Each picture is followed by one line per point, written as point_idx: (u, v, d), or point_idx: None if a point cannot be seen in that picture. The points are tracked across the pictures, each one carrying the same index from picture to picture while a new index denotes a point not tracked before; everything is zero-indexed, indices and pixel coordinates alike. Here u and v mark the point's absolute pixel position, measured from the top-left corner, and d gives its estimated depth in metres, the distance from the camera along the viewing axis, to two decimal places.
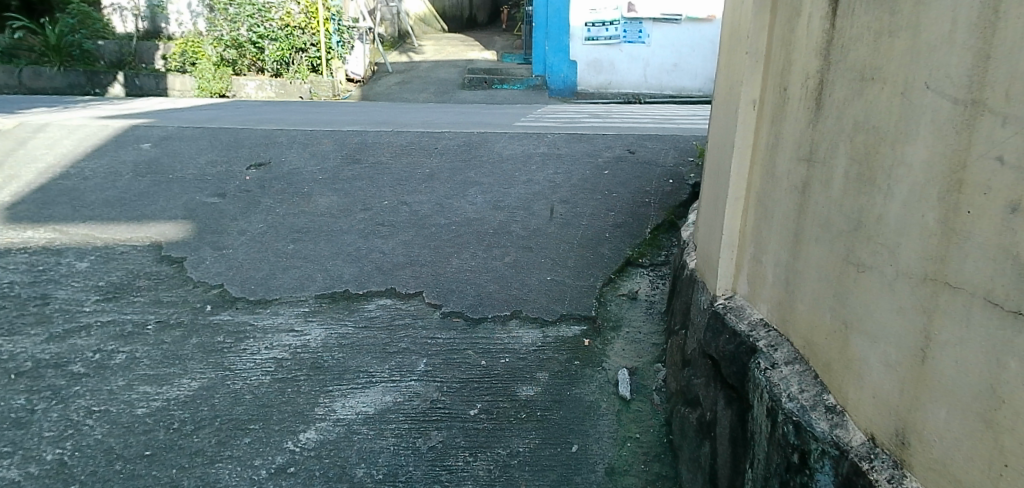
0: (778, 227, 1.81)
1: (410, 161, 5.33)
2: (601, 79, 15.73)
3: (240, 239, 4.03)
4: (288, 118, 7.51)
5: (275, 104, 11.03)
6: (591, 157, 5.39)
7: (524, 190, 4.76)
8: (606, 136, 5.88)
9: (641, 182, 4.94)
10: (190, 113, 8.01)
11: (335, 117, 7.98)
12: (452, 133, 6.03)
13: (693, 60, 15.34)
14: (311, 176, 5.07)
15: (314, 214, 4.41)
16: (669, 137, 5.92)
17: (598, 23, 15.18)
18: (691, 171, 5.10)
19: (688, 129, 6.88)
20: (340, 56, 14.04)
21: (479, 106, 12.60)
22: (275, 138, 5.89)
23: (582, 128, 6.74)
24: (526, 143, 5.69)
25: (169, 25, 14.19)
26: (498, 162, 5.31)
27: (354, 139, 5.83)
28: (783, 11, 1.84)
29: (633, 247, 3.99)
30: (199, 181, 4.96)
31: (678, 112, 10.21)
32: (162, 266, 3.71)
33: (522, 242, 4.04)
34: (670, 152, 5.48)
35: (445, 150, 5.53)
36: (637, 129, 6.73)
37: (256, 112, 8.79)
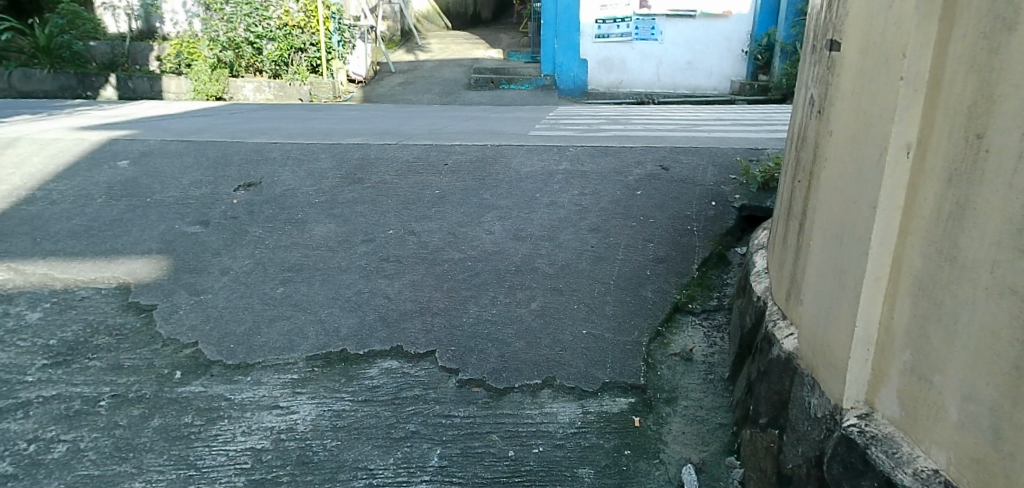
0: (965, 343, 1.26)
1: (416, 181, 4.78)
2: (613, 78, 15.16)
3: (221, 280, 3.46)
4: (285, 126, 6.98)
5: (272, 108, 10.55)
6: (620, 174, 4.80)
7: (548, 217, 4.19)
8: (635, 148, 5.29)
9: (680, 204, 4.35)
10: (179, 121, 7.52)
11: (334, 124, 7.45)
12: (461, 146, 5.46)
13: (709, 58, 14.70)
14: (306, 199, 4.52)
15: (309, 247, 3.85)
16: (705, 149, 5.31)
17: (609, 20, 14.65)
18: (735, 191, 4.52)
19: (721, 138, 6.28)
20: (341, 56, 13.50)
21: (486, 108, 12.07)
22: (268, 153, 5.34)
23: (605, 137, 6.15)
24: (546, 158, 5.12)
25: (164, 25, 13.72)
26: (515, 181, 4.75)
27: (354, 155, 5.27)
28: (970, 21, 1.26)
29: (682, 290, 3.40)
30: (180, 205, 4.42)
31: (700, 117, 9.60)
32: (127, 317, 3.15)
33: (549, 282, 3.46)
34: (708, 168, 4.88)
35: (456, 167, 4.98)
36: (665, 138, 6.13)
37: (251, 118, 8.28)
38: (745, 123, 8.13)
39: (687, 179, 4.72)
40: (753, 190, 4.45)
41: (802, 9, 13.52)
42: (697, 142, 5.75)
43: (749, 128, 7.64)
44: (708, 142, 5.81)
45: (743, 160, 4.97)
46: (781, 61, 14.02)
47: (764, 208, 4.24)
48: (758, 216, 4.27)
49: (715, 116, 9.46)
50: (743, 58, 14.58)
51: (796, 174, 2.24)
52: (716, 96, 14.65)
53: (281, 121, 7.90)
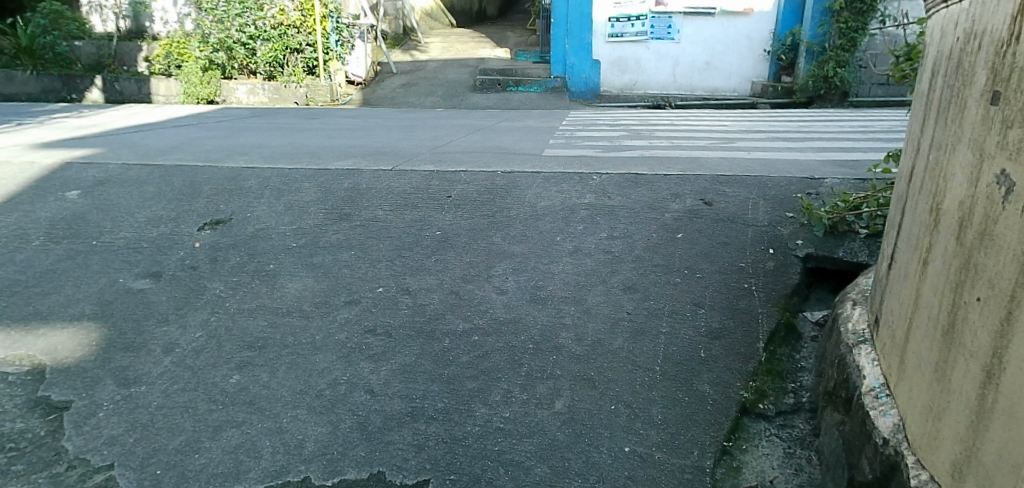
0: None
1: (414, 219, 4.06)
2: (626, 79, 14.42)
3: (163, 364, 2.74)
4: (271, 142, 6.30)
5: (264, 115, 9.89)
6: (654, 211, 4.08)
7: (571, 271, 3.45)
8: (669, 177, 4.57)
9: (731, 253, 3.60)
10: (154, 134, 6.84)
11: (327, 139, 6.74)
12: (467, 173, 4.75)
13: (728, 58, 13.89)
14: (282, 242, 3.81)
15: (279, 311, 3.13)
16: (751, 177, 4.57)
17: (623, 18, 13.97)
18: (795, 235, 3.77)
19: (761, 159, 5.53)
20: (340, 56, 12.78)
21: (494, 114, 11.35)
22: (243, 181, 4.62)
23: (631, 158, 5.42)
24: (566, 191, 4.39)
25: (155, 24, 13.10)
26: (531, 220, 4.03)
27: (343, 184, 4.56)
28: None
29: (749, 381, 2.66)
30: (130, 251, 3.69)
31: (726, 127, 8.86)
32: (30, 422, 2.42)
33: (577, 368, 2.71)
34: (758, 203, 4.15)
35: (461, 202, 4.28)
36: (699, 159, 5.39)
37: (236, 130, 7.61)
38: (780, 138, 7.37)
39: (735, 219, 3.99)
40: (817, 235, 3.66)
41: (829, 6, 12.64)
42: (740, 166, 5.00)
43: (788, 143, 6.86)
44: (750, 165, 5.07)
45: (799, 194, 4.22)
46: (807, 61, 13.15)
47: (836, 259, 3.51)
48: (827, 269, 3.53)
49: (744, 128, 8.72)
50: (765, 58, 13.74)
51: (962, 280, 1.53)
52: (737, 99, 13.82)
53: (268, 133, 7.23)
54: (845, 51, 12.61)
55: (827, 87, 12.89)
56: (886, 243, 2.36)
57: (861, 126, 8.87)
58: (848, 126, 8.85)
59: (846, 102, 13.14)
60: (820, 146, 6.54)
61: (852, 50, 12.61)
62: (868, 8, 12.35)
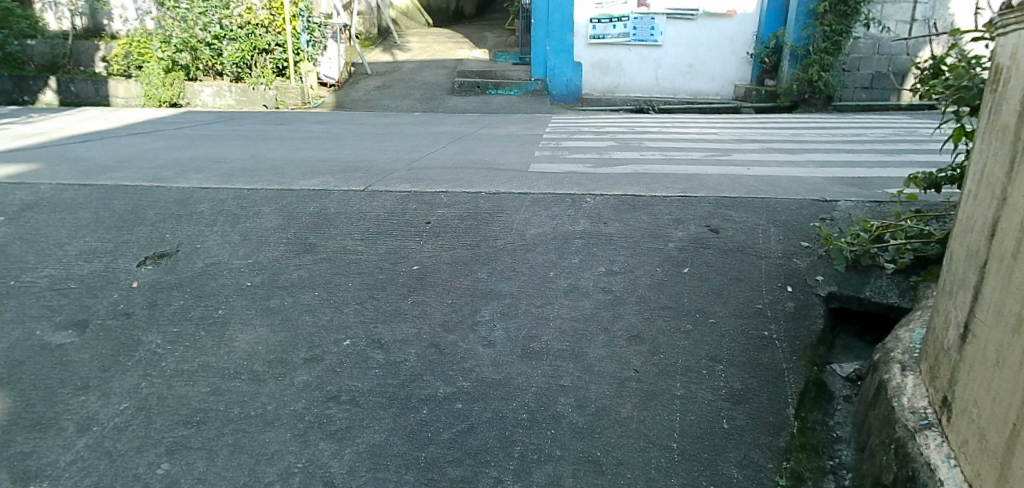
0: None
1: (387, 250, 3.61)
2: (608, 82, 14.16)
3: (76, 449, 2.24)
4: (231, 155, 5.80)
5: (228, 120, 9.36)
6: (656, 240, 3.69)
7: (567, 317, 3.02)
8: (670, 199, 4.18)
9: (745, 293, 3.21)
10: (104, 145, 6.35)
11: (294, 150, 6.25)
12: (446, 194, 4.31)
13: (711, 61, 13.73)
14: (235, 281, 3.34)
15: (227, 371, 2.65)
16: (759, 199, 4.19)
17: (604, 19, 13.68)
18: (813, 269, 3.40)
19: (762, 174, 5.18)
20: (311, 57, 12.26)
21: (473, 119, 10.90)
22: (193, 205, 4.12)
23: (625, 174, 5.03)
24: (556, 216, 3.98)
25: (113, 22, 12.48)
26: (519, 252, 3.60)
27: (308, 208, 4.09)
28: None
29: (782, 460, 2.24)
30: (53, 293, 3.18)
31: (715, 134, 8.55)
32: None
33: (580, 447, 2.27)
34: (769, 230, 3.77)
35: (440, 229, 3.85)
36: (697, 175, 5.02)
37: (195, 139, 7.11)
38: (775, 147, 7.03)
39: (745, 248, 3.61)
40: (838, 270, 3.32)
41: (813, 9, 12.38)
42: (743, 184, 4.63)
43: (784, 153, 6.53)
44: (753, 183, 4.69)
45: (814, 219, 3.86)
46: (791, 65, 12.93)
47: (862, 299, 3.13)
48: (851, 310, 3.16)
49: (733, 135, 8.41)
50: (748, 61, 13.60)
51: None
52: (720, 103, 13.58)
53: (230, 143, 6.74)
54: (828, 55, 12.27)
55: (812, 91, 12.53)
56: (954, 305, 1.97)
57: (852, 134, 8.63)
58: (838, 135, 8.60)
59: (829, 106, 12.76)
60: (819, 158, 6.21)
61: (836, 54, 12.27)
62: (852, 11, 12.03)
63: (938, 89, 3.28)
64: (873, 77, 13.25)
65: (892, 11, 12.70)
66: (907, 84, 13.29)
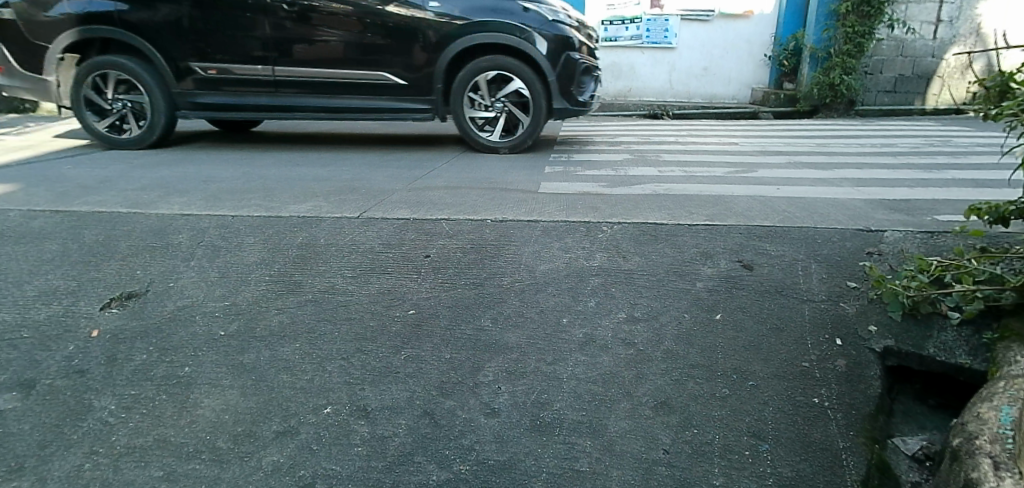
0: None
1: (381, 289, 3.23)
2: (620, 86, 13.75)
3: None
4: (222, 173, 5.47)
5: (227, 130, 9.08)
6: (683, 278, 3.27)
7: (583, 376, 2.61)
8: (696, 228, 3.76)
9: (787, 348, 2.79)
10: (91, 159, 6.06)
11: (290, 166, 5.90)
12: (449, 221, 3.93)
13: (727, 63, 13.38)
14: (207, 330, 2.95)
15: (186, 449, 2.28)
16: (795, 228, 3.76)
17: (617, 21, 13.32)
18: (863, 316, 2.98)
19: (793, 194, 4.75)
20: None
21: None
22: (170, 234, 3.74)
23: (643, 196, 4.62)
24: (569, 248, 3.57)
25: None
26: (528, 293, 3.20)
27: (295, 239, 3.71)
28: None
29: None
30: (2, 345, 2.82)
31: (734, 144, 8.12)
32: None
33: None
34: (810, 267, 3.35)
35: (441, 264, 3.46)
36: (723, 196, 4.61)
37: (188, 152, 6.82)
38: (802, 159, 6.59)
39: (784, 290, 3.18)
40: (893, 318, 2.89)
41: (834, 10, 12.10)
42: (775, 208, 4.20)
43: (812, 167, 6.08)
44: (786, 206, 4.27)
45: (860, 254, 3.44)
46: (810, 68, 12.58)
47: (923, 357, 2.68)
48: (911, 369, 2.74)
49: (754, 144, 7.97)
50: (765, 63, 13.29)
51: None
52: (737, 107, 13.19)
53: (223, 158, 6.42)
54: (851, 57, 12.01)
55: (833, 95, 12.30)
56: None
57: (879, 143, 8.19)
58: (864, 143, 8.16)
59: (852, 110, 12.55)
60: (851, 172, 5.78)
61: (858, 57, 12.03)
62: (875, 12, 11.74)
63: (1010, 111, 2.87)
64: (896, 80, 12.75)
65: (917, 12, 12.26)
66: (932, 88, 12.80)
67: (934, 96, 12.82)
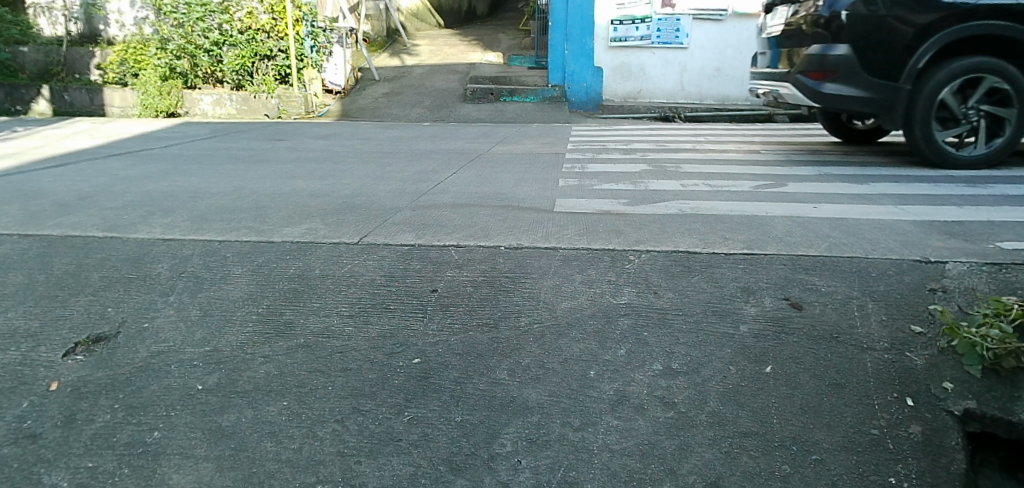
0: None
1: (383, 331, 2.86)
2: (630, 87, 13.40)
3: None
4: (213, 187, 5.15)
5: (224, 137, 8.81)
6: (724, 320, 2.90)
7: (616, 447, 2.24)
8: (734, 258, 3.38)
9: (852, 410, 2.40)
10: (77, 171, 5.76)
11: (287, 180, 5.56)
12: (458, 248, 3.56)
13: (741, 64, 13.02)
14: (183, 382, 2.57)
15: None
16: (845, 258, 3.37)
17: (627, 20, 12.99)
18: (935, 369, 2.58)
19: (831, 214, 4.37)
20: (316, 63, 12.39)
21: (488, 131, 10.16)
22: (148, 263, 3.38)
23: (668, 218, 4.25)
24: (592, 282, 3.20)
25: (109, 27, 12.52)
26: (548, 336, 2.82)
27: (286, 270, 3.34)
28: None
29: None
30: None
31: (754, 151, 7.73)
32: None
33: None
34: (867, 307, 2.96)
35: (450, 300, 3.10)
36: (756, 217, 4.24)
37: (180, 162, 6.53)
38: (831, 170, 6.19)
39: (840, 335, 2.79)
40: (971, 373, 2.49)
41: None
42: (817, 232, 3.82)
43: (845, 179, 5.68)
44: (828, 229, 3.89)
45: (922, 292, 3.06)
46: None
47: (1013, 423, 2.30)
48: (997, 436, 2.33)
49: (776, 152, 7.58)
50: None
51: None
52: (751, 110, 12.81)
53: (216, 169, 6.09)
54: None
55: None
56: None
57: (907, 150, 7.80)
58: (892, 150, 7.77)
59: None
60: (888, 185, 5.37)
61: None
62: None
63: None
64: None
65: None
66: None
67: None
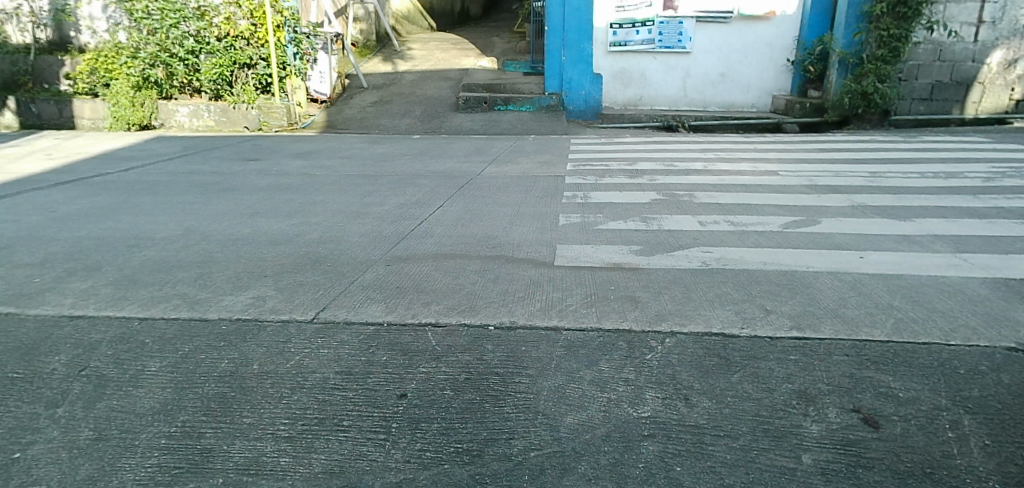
0: None
1: (330, 465, 2.14)
2: (631, 94, 12.75)
3: None
4: (160, 230, 4.46)
5: (194, 156, 8.13)
6: (782, 446, 2.19)
7: None
8: (782, 347, 2.69)
9: None
10: (11, 209, 5.08)
11: (247, 218, 4.87)
12: (436, 329, 2.87)
13: (746, 69, 12.40)
14: None
15: None
16: (920, 347, 2.69)
17: (627, 24, 12.25)
18: None
19: (883, 267, 3.68)
20: (300, 71, 11.58)
21: (480, 145, 9.46)
22: (42, 356, 2.70)
23: (691, 275, 3.56)
24: (604, 384, 2.50)
25: (80, 34, 11.87)
26: (550, 473, 2.10)
27: (215, 367, 2.65)
28: None
29: None
30: None
31: (770, 172, 7.00)
32: None
33: None
34: (964, 425, 2.26)
35: (423, 409, 2.40)
36: (797, 275, 3.55)
37: (135, 191, 5.86)
38: (863, 199, 5.51)
39: (934, 469, 2.08)
40: None
41: (866, 11, 11.04)
42: (879, 302, 3.13)
43: (882, 214, 4.98)
44: (887, 296, 3.21)
45: None
46: (840, 75, 11.56)
47: None
48: None
49: (795, 174, 6.87)
50: (787, 69, 12.31)
51: None
52: (759, 117, 12.07)
53: (172, 202, 5.39)
54: (885, 63, 10.91)
55: (866, 105, 11.20)
56: None
57: (938, 170, 7.09)
58: (919, 170, 7.09)
59: (886, 121, 11.51)
60: (935, 222, 4.69)
61: (894, 62, 10.92)
62: (913, 13, 10.59)
63: None
64: (933, 87, 11.60)
65: (957, 12, 11.09)
66: (971, 95, 11.57)
67: (974, 104, 11.59)
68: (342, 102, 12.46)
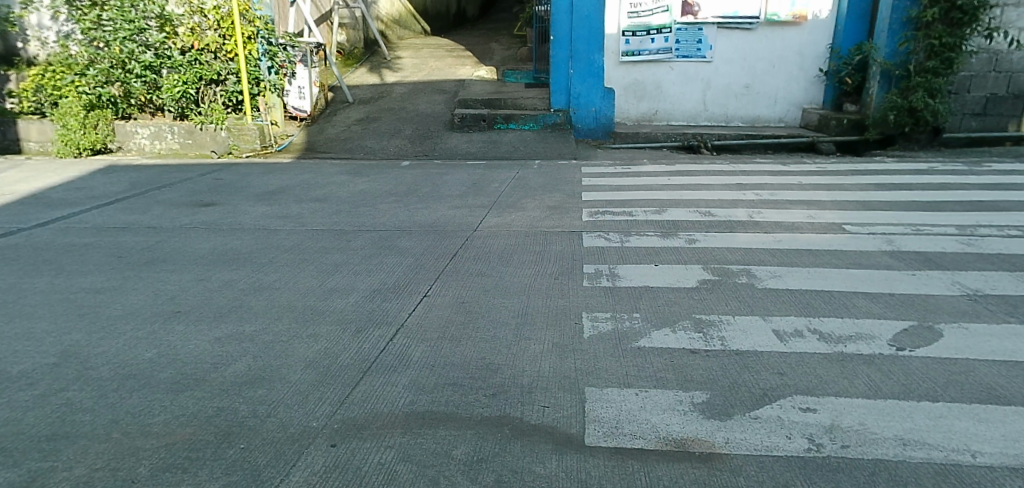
0: None
1: None
2: (644, 108, 11.45)
3: None
4: (24, 354, 3.20)
5: (136, 198, 6.88)
6: None
7: None
8: None
9: None
10: None
11: (159, 324, 3.60)
12: None
13: (773, 80, 11.07)
14: None
15: None
16: None
17: (641, 31, 10.93)
18: None
19: None
20: (276, 86, 10.30)
21: (478, 177, 8.20)
22: None
23: (801, 479, 2.26)
24: None
25: (28, 45, 10.66)
26: None
27: None
28: None
29: None
30: None
31: (831, 225, 5.71)
32: None
33: None
34: None
35: None
36: (966, 480, 2.26)
37: (35, 265, 4.63)
38: (973, 282, 4.23)
39: None
40: None
41: (910, 17, 9.70)
42: None
43: (1018, 315, 3.68)
44: None
45: None
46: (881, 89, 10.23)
47: None
48: None
49: (864, 228, 5.58)
50: (819, 82, 11.00)
51: None
52: (790, 135, 10.73)
53: (71, 289, 4.15)
54: (936, 76, 9.58)
55: (913, 123, 9.85)
56: None
57: None
58: (1013, 221, 5.79)
59: (935, 140, 10.21)
60: None
61: (945, 74, 9.57)
62: (969, 19, 9.28)
63: None
64: (988, 100, 10.22)
65: (1015, 16, 9.76)
66: None
67: None
68: (324, 119, 11.18)
